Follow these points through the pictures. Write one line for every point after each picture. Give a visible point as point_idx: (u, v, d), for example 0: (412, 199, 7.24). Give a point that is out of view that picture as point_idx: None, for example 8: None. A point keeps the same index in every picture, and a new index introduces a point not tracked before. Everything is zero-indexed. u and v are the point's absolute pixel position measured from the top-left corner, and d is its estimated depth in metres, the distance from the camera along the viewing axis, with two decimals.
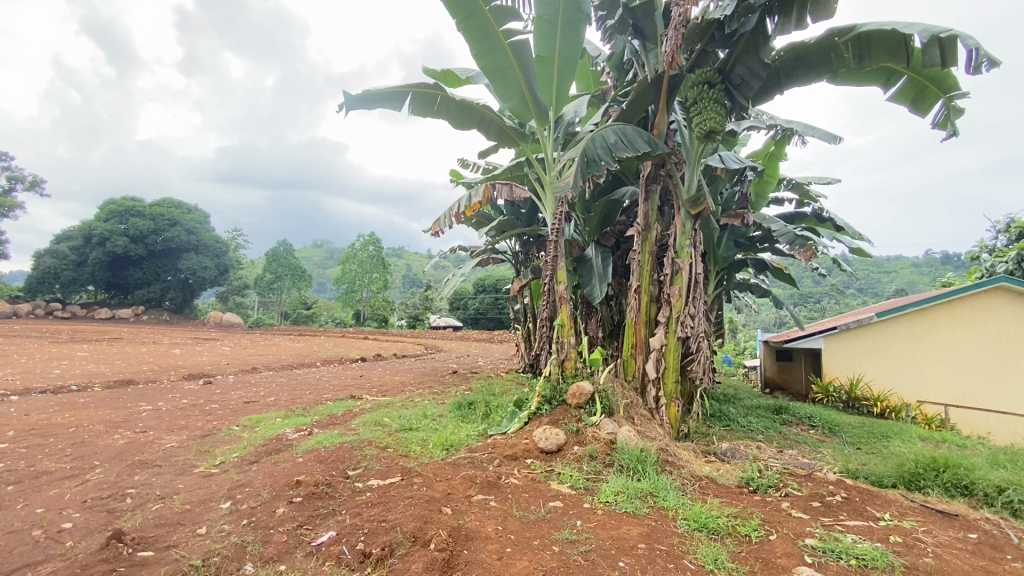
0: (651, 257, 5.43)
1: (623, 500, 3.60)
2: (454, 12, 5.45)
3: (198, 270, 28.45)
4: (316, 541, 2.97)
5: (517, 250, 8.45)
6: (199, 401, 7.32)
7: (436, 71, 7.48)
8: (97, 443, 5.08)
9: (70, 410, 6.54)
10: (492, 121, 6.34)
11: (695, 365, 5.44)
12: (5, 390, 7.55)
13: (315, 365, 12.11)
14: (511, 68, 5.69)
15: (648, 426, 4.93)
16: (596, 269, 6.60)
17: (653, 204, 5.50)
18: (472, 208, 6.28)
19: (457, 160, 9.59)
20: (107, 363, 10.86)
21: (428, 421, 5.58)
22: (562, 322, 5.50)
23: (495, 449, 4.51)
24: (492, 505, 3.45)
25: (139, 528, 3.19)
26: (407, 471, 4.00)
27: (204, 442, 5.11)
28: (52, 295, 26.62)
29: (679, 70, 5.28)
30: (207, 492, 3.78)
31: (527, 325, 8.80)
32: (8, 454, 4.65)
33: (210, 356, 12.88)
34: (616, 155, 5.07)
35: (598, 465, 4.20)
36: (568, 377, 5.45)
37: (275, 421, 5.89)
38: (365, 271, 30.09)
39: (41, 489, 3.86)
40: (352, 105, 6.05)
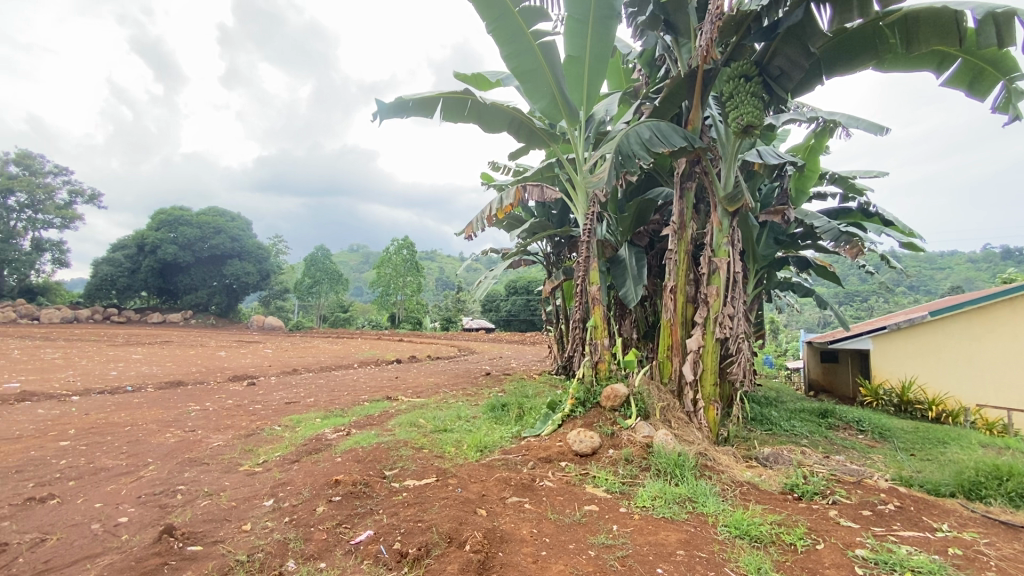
0: (688, 256, 5.30)
1: (661, 505, 3.52)
2: (483, 15, 5.49)
3: (241, 275, 29.54)
4: (354, 540, 3.03)
5: (548, 251, 8.40)
6: (243, 401, 7.61)
7: (467, 74, 7.55)
8: (149, 441, 5.34)
9: (126, 410, 6.91)
10: (522, 123, 6.32)
11: (735, 367, 5.28)
12: (68, 390, 8.05)
13: (352, 367, 12.41)
14: (541, 69, 5.67)
15: (686, 429, 4.82)
16: (630, 269, 6.52)
17: (688, 202, 5.38)
18: (504, 210, 6.27)
19: (488, 162, 9.65)
20: (159, 365, 11.44)
21: (462, 422, 5.62)
22: (595, 324, 5.41)
23: (529, 452, 4.50)
24: (527, 507, 3.44)
25: (189, 523, 3.33)
26: (443, 472, 4.04)
27: (248, 442, 5.29)
28: (109, 301, 28.18)
29: (714, 64, 5.16)
30: (251, 489, 3.92)
31: (560, 327, 8.74)
32: (70, 452, 4.93)
33: (253, 358, 13.39)
34: (651, 149, 4.97)
35: (634, 469, 4.13)
36: (602, 379, 5.37)
37: (315, 421, 6.06)
38: (400, 275, 30.60)
39: (99, 485, 4.08)
40: (385, 114, 6.17)
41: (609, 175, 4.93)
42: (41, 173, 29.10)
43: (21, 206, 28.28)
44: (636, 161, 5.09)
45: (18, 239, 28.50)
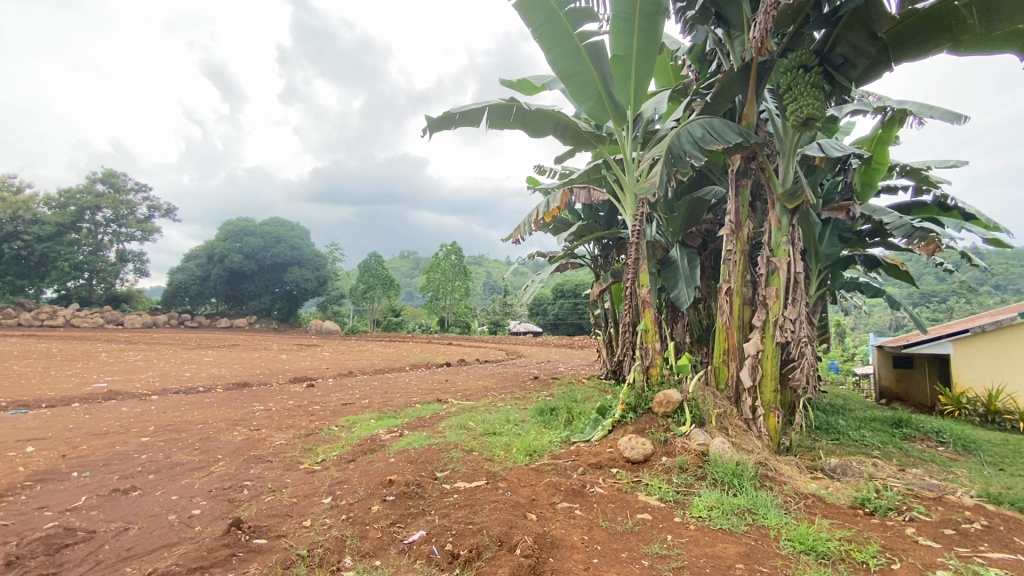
0: (744, 256, 5.08)
1: (718, 516, 3.38)
2: (529, 22, 5.52)
3: (301, 282, 30.84)
4: (407, 540, 3.09)
5: (596, 253, 8.30)
6: (303, 402, 7.97)
7: (512, 80, 7.61)
8: (220, 438, 5.69)
9: (198, 408, 7.40)
10: (569, 126, 6.29)
11: (797, 372, 5.01)
12: (148, 390, 8.71)
13: (404, 370, 12.74)
14: (587, 71, 5.63)
15: (744, 437, 4.62)
16: (682, 271, 6.33)
17: (744, 200, 5.16)
18: (550, 214, 6.25)
19: (534, 166, 9.68)
20: (227, 367, 12.19)
21: (511, 425, 5.64)
22: (646, 327, 5.28)
23: (579, 457, 4.45)
24: (578, 513, 3.40)
25: (255, 517, 3.51)
26: (493, 474, 4.06)
27: (308, 441, 5.52)
28: (184, 307, 30.34)
29: (770, 55, 4.94)
30: (311, 487, 4.09)
31: (609, 330, 8.61)
32: (151, 447, 5.34)
33: (312, 361, 14.02)
34: (704, 148, 4.83)
35: (689, 477, 4.00)
36: (654, 385, 5.23)
37: (369, 422, 6.25)
38: (449, 279, 31.11)
39: (176, 478, 4.38)
40: (433, 127, 6.30)
41: (660, 177, 4.83)
42: (124, 190, 31.79)
43: (108, 221, 31.00)
44: (688, 162, 4.96)
45: (106, 251, 31.27)
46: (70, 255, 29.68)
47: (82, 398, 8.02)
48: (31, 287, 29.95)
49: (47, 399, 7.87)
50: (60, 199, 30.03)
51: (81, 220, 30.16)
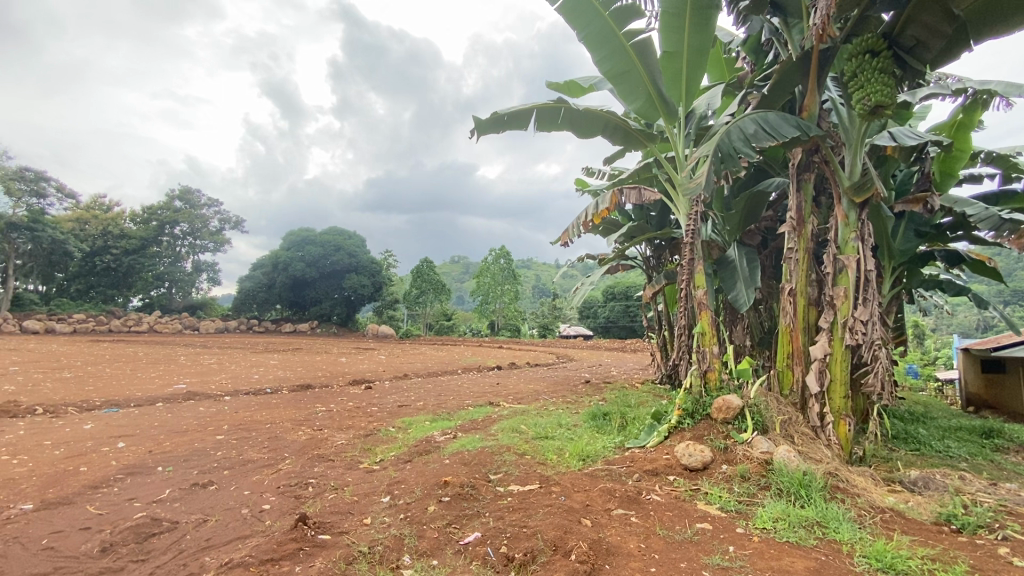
0: (809, 255, 4.82)
1: (784, 529, 3.21)
2: (574, 25, 5.50)
3: (358, 288, 32.04)
4: (463, 540, 3.14)
5: (648, 254, 8.12)
6: (362, 404, 8.26)
7: (559, 82, 7.60)
8: (286, 437, 6.01)
9: (267, 408, 7.87)
10: (617, 126, 6.20)
11: (871, 378, 4.68)
12: (223, 391, 9.35)
13: (456, 373, 12.99)
14: (636, 70, 5.53)
15: (812, 446, 4.37)
16: (740, 270, 6.08)
17: (807, 194, 4.92)
18: (600, 216, 6.16)
19: (583, 168, 9.61)
20: (291, 369, 12.87)
21: (563, 429, 5.61)
22: (703, 330, 5.10)
23: (634, 463, 4.35)
24: (634, 520, 3.33)
25: (319, 514, 3.68)
26: (546, 479, 4.05)
27: (367, 441, 5.73)
28: (252, 313, 32.32)
29: (832, 42, 4.69)
30: (370, 486, 4.23)
31: (663, 333, 8.39)
32: (225, 444, 5.71)
33: (369, 364, 14.59)
34: (756, 145, 4.64)
35: (752, 487, 3.83)
36: (713, 390, 5.03)
37: (424, 424, 6.40)
38: (498, 283, 31.46)
39: (248, 474, 4.67)
40: (481, 131, 6.40)
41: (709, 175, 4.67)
42: (199, 205, 34.23)
43: (185, 234, 33.52)
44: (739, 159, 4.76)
45: (183, 261, 33.81)
46: (153, 266, 32.33)
47: (165, 398, 8.69)
48: (120, 296, 32.90)
49: (136, 399, 8.58)
50: (144, 215, 32.81)
51: (162, 234, 32.81)
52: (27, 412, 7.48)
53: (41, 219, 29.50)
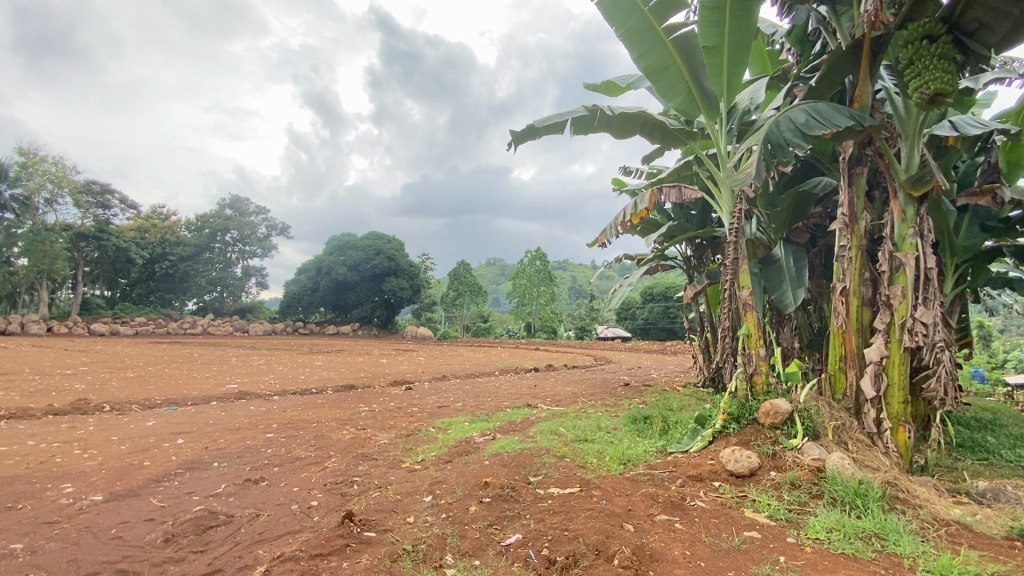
0: (863, 252, 4.59)
1: (839, 540, 3.06)
2: (612, 22, 5.43)
3: (397, 291, 32.69)
4: (505, 541, 3.15)
5: (688, 254, 7.92)
6: (403, 404, 8.42)
7: (596, 82, 7.55)
8: (332, 436, 6.19)
9: (313, 408, 8.14)
10: (655, 125, 6.11)
11: (933, 382, 4.40)
12: (271, 391, 9.73)
13: (494, 374, 13.05)
14: (676, 66, 5.43)
15: (868, 454, 4.15)
16: (787, 270, 5.84)
17: (859, 189, 4.70)
18: (638, 215, 6.05)
19: (621, 168, 9.50)
20: (335, 370, 13.26)
21: (603, 433, 5.54)
22: (748, 332, 4.93)
23: (677, 468, 4.25)
24: (678, 527, 3.25)
25: (365, 511, 3.77)
26: (586, 482, 4.02)
27: (409, 441, 5.83)
28: (297, 316, 33.53)
29: (885, 29, 4.46)
30: (413, 485, 4.30)
31: (705, 335, 8.17)
32: (275, 442, 5.92)
33: (409, 365, 14.87)
34: (807, 135, 4.47)
35: (803, 495, 3.68)
36: (759, 395, 4.85)
37: (464, 425, 6.46)
38: (534, 285, 31.47)
39: (297, 471, 4.84)
40: (518, 139, 6.43)
41: (757, 167, 4.54)
42: (248, 212, 35.66)
43: (236, 241, 35.03)
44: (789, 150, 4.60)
45: (234, 267, 35.42)
46: (207, 272, 34.02)
47: (219, 397, 9.12)
48: (177, 300, 34.84)
49: (192, 398, 9.03)
50: (198, 223, 34.61)
51: (215, 241, 34.52)
52: (96, 409, 8.01)
53: (106, 229, 31.61)
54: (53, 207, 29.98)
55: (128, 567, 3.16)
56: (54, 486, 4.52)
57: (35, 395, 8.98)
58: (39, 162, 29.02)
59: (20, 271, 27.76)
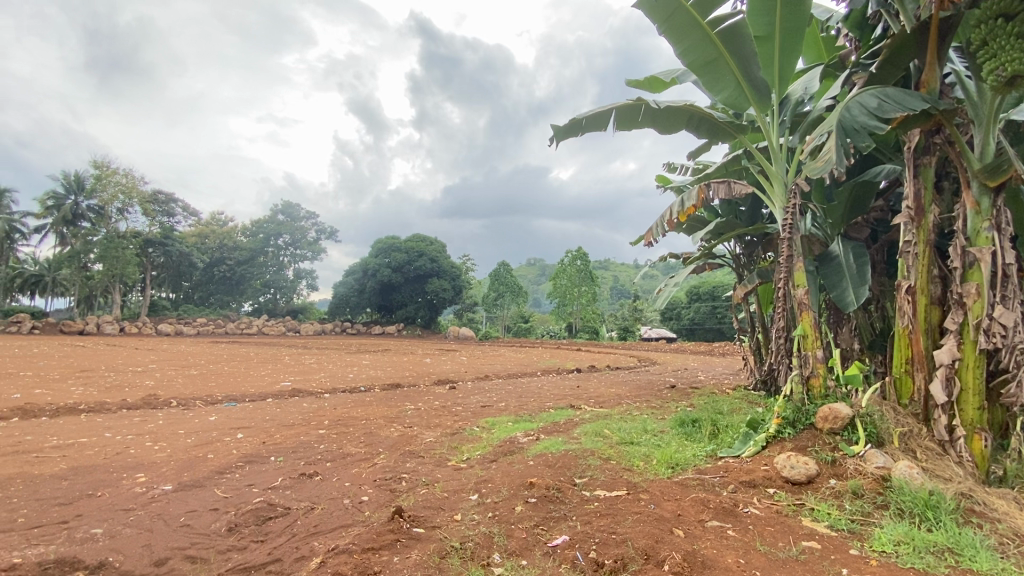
0: (932, 248, 4.30)
1: (907, 553, 2.88)
2: (654, 18, 5.22)
3: (440, 292, 33.22)
4: (551, 543, 3.14)
5: (738, 252, 7.66)
6: (447, 403, 8.56)
7: (639, 78, 7.42)
8: (380, 433, 6.36)
9: (362, 405, 8.39)
10: (702, 118, 5.95)
11: (1013, 388, 4.05)
12: (322, 389, 10.12)
13: (537, 374, 13.05)
14: (722, 57, 5.29)
15: (940, 464, 3.88)
16: (846, 267, 5.54)
17: (926, 180, 4.40)
18: (686, 213, 5.87)
19: (665, 164, 9.29)
20: (382, 369, 13.62)
21: (649, 435, 5.43)
22: (804, 333, 4.73)
23: (728, 474, 4.11)
24: (730, 534, 3.15)
25: (413, 508, 3.86)
26: (633, 485, 3.95)
27: (454, 439, 5.92)
28: (345, 316, 34.71)
29: (956, 8, 4.16)
30: (459, 483, 4.37)
31: (756, 336, 7.87)
32: (327, 438, 6.15)
33: (453, 365, 15.09)
34: (883, 118, 4.24)
35: (866, 505, 3.48)
36: (817, 399, 4.62)
37: (507, 424, 6.49)
38: (575, 285, 31.25)
39: (348, 467, 5.01)
40: (560, 135, 6.40)
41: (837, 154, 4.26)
42: (298, 217, 37.19)
43: (288, 244, 36.55)
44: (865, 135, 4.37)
45: (286, 270, 36.99)
46: (261, 275, 35.69)
47: (274, 394, 9.56)
48: (235, 302, 36.80)
49: (250, 394, 9.51)
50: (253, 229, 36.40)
51: (268, 245, 36.20)
52: (164, 404, 8.57)
53: (171, 236, 33.75)
54: (124, 216, 32.26)
55: (195, 553, 3.35)
56: (129, 475, 4.86)
57: (111, 390, 9.70)
58: (112, 173, 31.26)
59: (97, 275, 30.02)
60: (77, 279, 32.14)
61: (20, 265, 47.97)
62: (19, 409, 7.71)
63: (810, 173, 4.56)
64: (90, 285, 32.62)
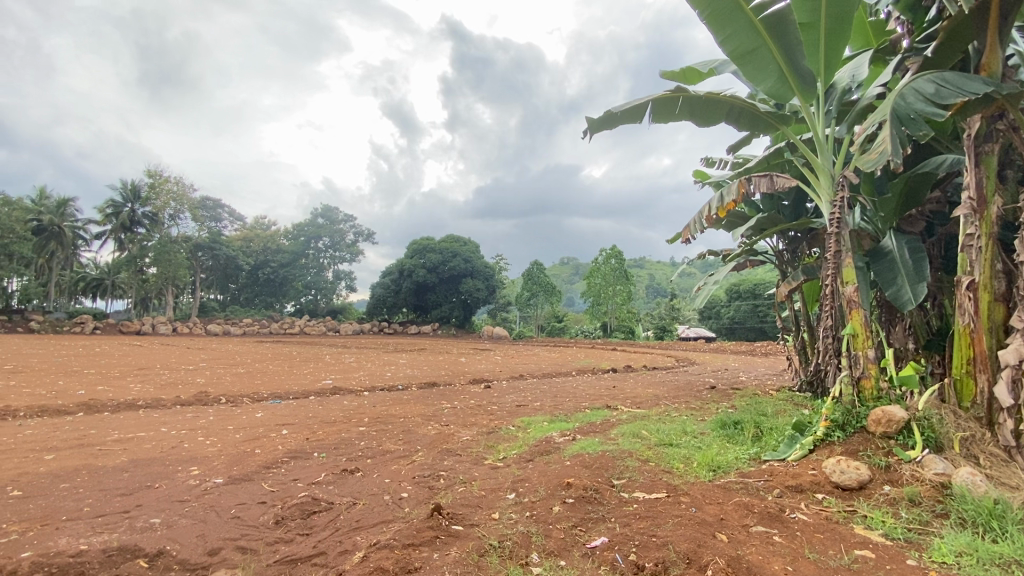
0: (996, 240, 4.01)
1: (971, 565, 2.70)
2: (697, 4, 5.07)
3: (474, 292, 33.45)
4: (590, 544, 3.11)
5: (781, 249, 7.40)
6: (483, 402, 8.60)
7: (674, 70, 7.27)
8: (417, 431, 6.46)
9: (399, 404, 8.54)
10: (742, 110, 5.80)
11: None
12: (362, 387, 10.35)
13: (572, 374, 12.95)
14: (767, 45, 5.10)
15: (1006, 471, 3.63)
16: (900, 264, 5.26)
17: (990, 169, 4.09)
18: (725, 209, 5.70)
19: (702, 159, 9.07)
20: (418, 368, 13.82)
21: (689, 437, 5.31)
22: (854, 332, 4.52)
23: (774, 478, 3.98)
24: (776, 540, 3.04)
25: (452, 505, 3.91)
26: (673, 488, 3.87)
27: (490, 438, 5.96)
28: (382, 316, 35.42)
29: None
30: (496, 482, 4.38)
31: (802, 336, 7.58)
32: (367, 436, 6.30)
33: (487, 364, 15.18)
34: (941, 103, 4.03)
35: (925, 513, 3.30)
36: (868, 401, 4.41)
37: (543, 424, 6.48)
38: (610, 284, 30.86)
39: (387, 464, 5.12)
40: (594, 128, 6.35)
41: (892, 143, 4.06)
42: (337, 220, 38.23)
43: (327, 247, 37.65)
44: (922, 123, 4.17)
45: (325, 271, 38.05)
46: (302, 276, 36.84)
47: (316, 392, 9.86)
48: (278, 303, 38.16)
49: (293, 392, 9.83)
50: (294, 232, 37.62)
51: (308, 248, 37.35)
52: (214, 400, 8.97)
53: (218, 240, 35.29)
54: (176, 222, 33.97)
55: (245, 544, 3.49)
56: (183, 468, 5.12)
57: (166, 388, 10.21)
58: (165, 182, 32.94)
59: (152, 279, 31.72)
60: (133, 282, 34.02)
61: (84, 269, 51.18)
62: (84, 405, 8.22)
63: (861, 165, 4.35)
64: (145, 288, 34.48)
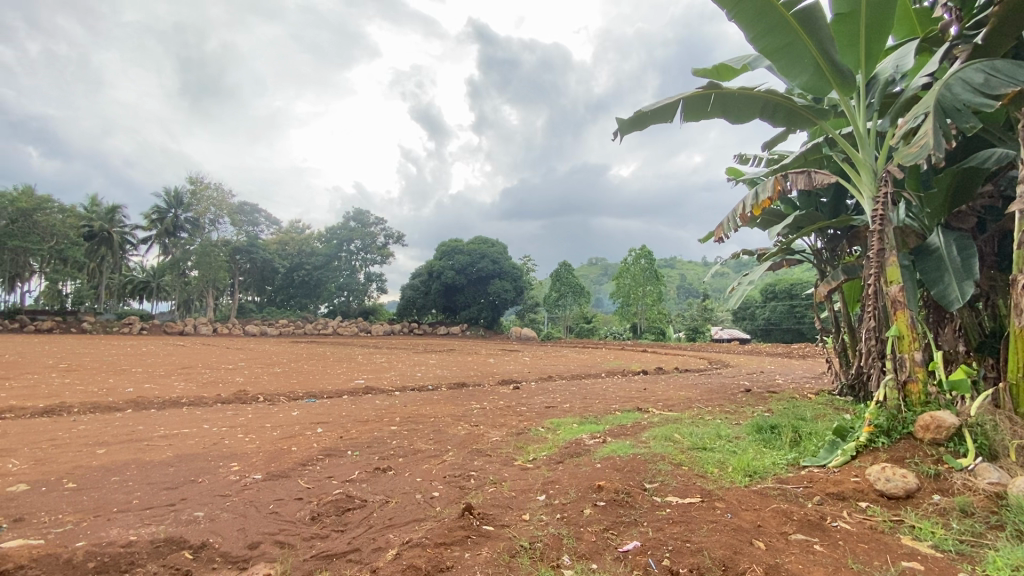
0: None
1: None
2: (724, 4, 4.97)
3: (502, 293, 33.55)
4: (622, 548, 3.08)
5: (819, 247, 7.13)
6: (512, 403, 8.62)
7: (706, 67, 7.13)
8: (447, 431, 6.52)
9: (430, 404, 8.64)
10: (777, 106, 5.62)
11: None
12: (393, 387, 10.51)
13: (602, 376, 12.82)
14: (801, 39, 4.94)
15: None
16: (948, 262, 5.00)
17: None
18: (760, 206, 5.55)
19: (736, 156, 8.86)
20: (448, 369, 13.95)
21: (724, 441, 5.18)
22: (899, 334, 4.32)
23: (813, 484, 3.85)
24: (818, 549, 2.94)
25: (483, 505, 3.93)
26: (707, 492, 3.79)
27: (520, 439, 5.96)
28: (412, 317, 35.90)
29: None
30: (526, 483, 4.38)
31: (842, 337, 7.31)
32: (399, 435, 6.40)
33: (516, 365, 15.21)
34: (990, 94, 3.83)
35: (978, 525, 3.12)
36: (915, 406, 4.21)
37: (573, 426, 6.44)
38: (640, 285, 30.45)
39: (419, 463, 5.18)
40: (625, 128, 6.28)
41: (935, 136, 3.88)
42: (368, 223, 38.94)
43: (359, 249, 38.40)
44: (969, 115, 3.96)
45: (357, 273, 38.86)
46: (335, 278, 37.71)
47: (349, 391, 10.07)
48: (312, 304, 39.17)
49: (327, 391, 10.06)
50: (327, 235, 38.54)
51: (341, 250, 38.19)
52: (252, 399, 9.27)
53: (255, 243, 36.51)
54: (216, 226, 35.31)
55: (284, 538, 3.60)
56: (225, 463, 5.31)
57: (208, 386, 10.62)
58: (206, 189, 34.26)
59: (194, 281, 33.05)
60: (177, 284, 35.54)
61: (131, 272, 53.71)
62: (133, 402, 8.63)
63: (902, 160, 4.17)
64: (188, 290, 35.95)
